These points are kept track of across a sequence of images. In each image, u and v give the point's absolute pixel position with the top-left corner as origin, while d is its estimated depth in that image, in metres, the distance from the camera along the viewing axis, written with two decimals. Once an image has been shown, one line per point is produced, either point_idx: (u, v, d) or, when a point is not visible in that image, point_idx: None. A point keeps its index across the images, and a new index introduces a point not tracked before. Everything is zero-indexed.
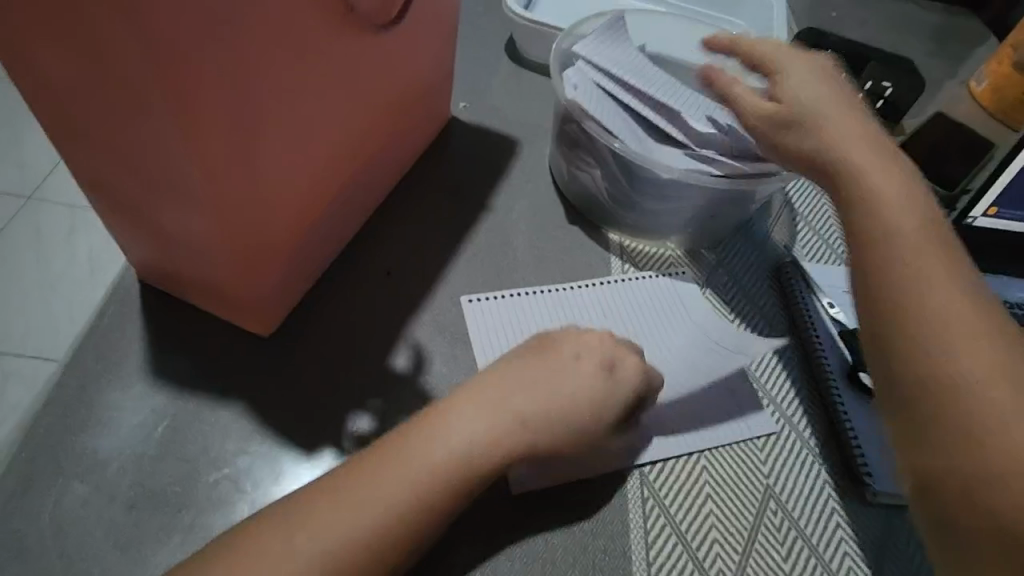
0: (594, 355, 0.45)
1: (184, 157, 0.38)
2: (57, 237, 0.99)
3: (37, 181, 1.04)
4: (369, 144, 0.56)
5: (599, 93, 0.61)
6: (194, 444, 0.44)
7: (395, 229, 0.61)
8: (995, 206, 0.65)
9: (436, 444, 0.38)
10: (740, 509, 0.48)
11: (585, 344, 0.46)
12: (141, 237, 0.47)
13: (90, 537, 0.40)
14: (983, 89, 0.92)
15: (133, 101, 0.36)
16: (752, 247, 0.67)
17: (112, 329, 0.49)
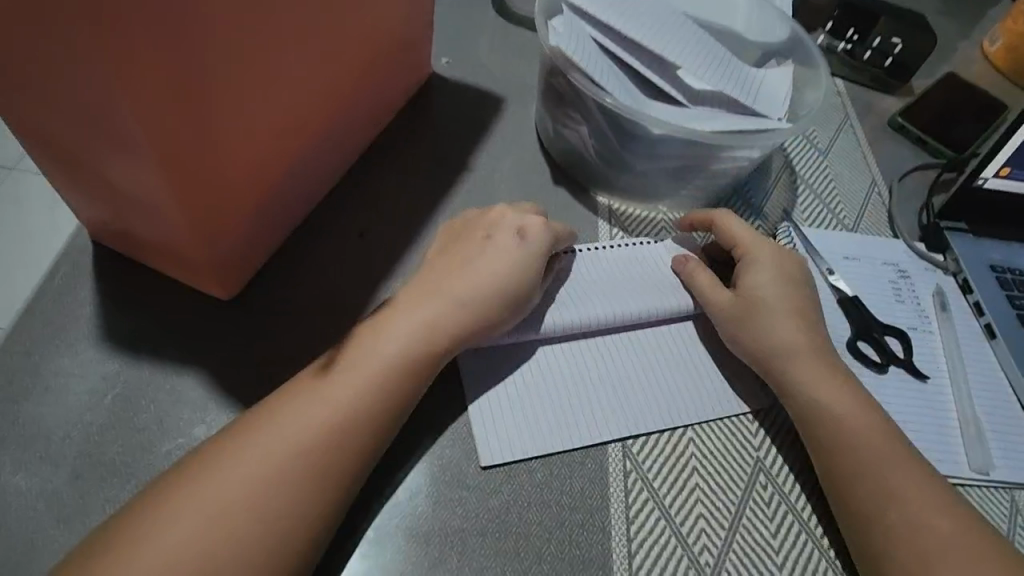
0: (512, 251, 0.47)
1: (118, 108, 0.34)
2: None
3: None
4: (340, 99, 0.52)
5: (587, 43, 0.56)
6: (147, 413, 0.42)
7: (370, 191, 0.58)
8: (1007, 167, 0.61)
9: (382, 356, 0.41)
10: (728, 483, 0.46)
11: (503, 242, 0.47)
12: (88, 193, 0.44)
13: (32, 509, 0.37)
14: (998, 49, 0.87)
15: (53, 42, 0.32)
16: (748, 210, 0.64)
17: (63, 293, 0.46)
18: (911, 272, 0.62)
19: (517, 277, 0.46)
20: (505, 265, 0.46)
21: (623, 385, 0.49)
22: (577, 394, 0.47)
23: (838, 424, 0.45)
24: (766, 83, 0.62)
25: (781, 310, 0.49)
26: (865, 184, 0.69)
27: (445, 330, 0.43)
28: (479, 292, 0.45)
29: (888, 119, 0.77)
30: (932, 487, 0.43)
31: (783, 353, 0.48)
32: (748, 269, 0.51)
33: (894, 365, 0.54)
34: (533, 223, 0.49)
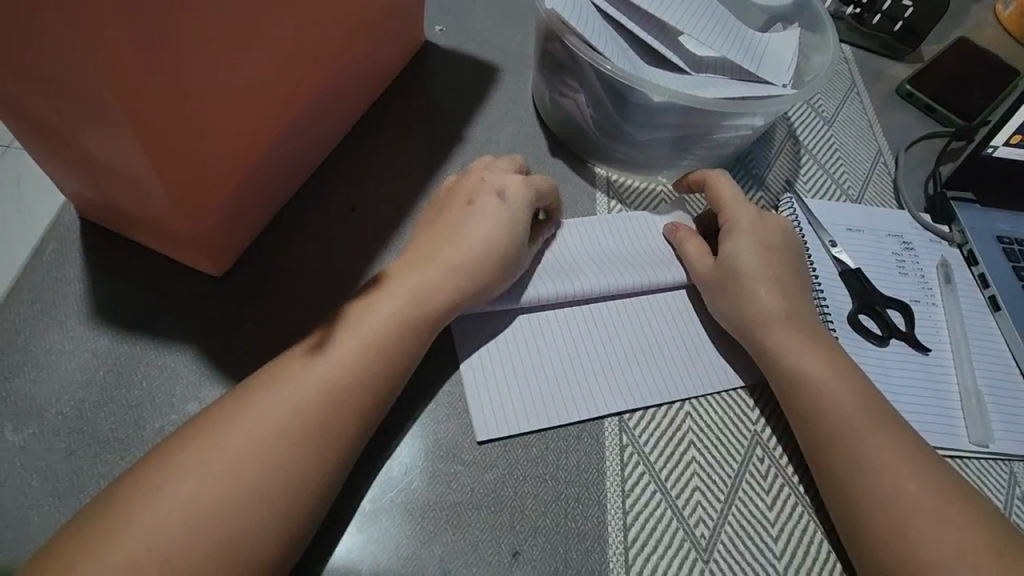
0: (494, 210, 0.47)
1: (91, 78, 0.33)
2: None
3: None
4: (329, 69, 0.51)
5: (584, 5, 0.54)
6: (140, 389, 0.41)
7: (363, 164, 0.56)
8: (1018, 136, 0.59)
9: (376, 319, 0.41)
10: (724, 456, 0.46)
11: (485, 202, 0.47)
12: (71, 168, 0.42)
13: (25, 487, 0.37)
14: (1011, 13, 0.84)
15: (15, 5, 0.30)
16: (749, 181, 0.62)
17: (51, 269, 0.45)
18: (916, 243, 0.61)
19: (504, 234, 0.46)
20: (490, 219, 0.46)
21: (617, 358, 0.48)
22: (570, 368, 0.47)
23: (820, 394, 0.44)
24: (772, 48, 0.60)
25: (762, 277, 0.48)
26: (871, 153, 0.68)
27: (438, 291, 0.43)
28: (469, 250, 0.44)
29: (896, 87, 0.75)
30: (919, 456, 0.42)
31: (764, 321, 0.47)
32: (729, 239, 0.50)
33: (894, 338, 0.54)
34: (513, 183, 0.48)
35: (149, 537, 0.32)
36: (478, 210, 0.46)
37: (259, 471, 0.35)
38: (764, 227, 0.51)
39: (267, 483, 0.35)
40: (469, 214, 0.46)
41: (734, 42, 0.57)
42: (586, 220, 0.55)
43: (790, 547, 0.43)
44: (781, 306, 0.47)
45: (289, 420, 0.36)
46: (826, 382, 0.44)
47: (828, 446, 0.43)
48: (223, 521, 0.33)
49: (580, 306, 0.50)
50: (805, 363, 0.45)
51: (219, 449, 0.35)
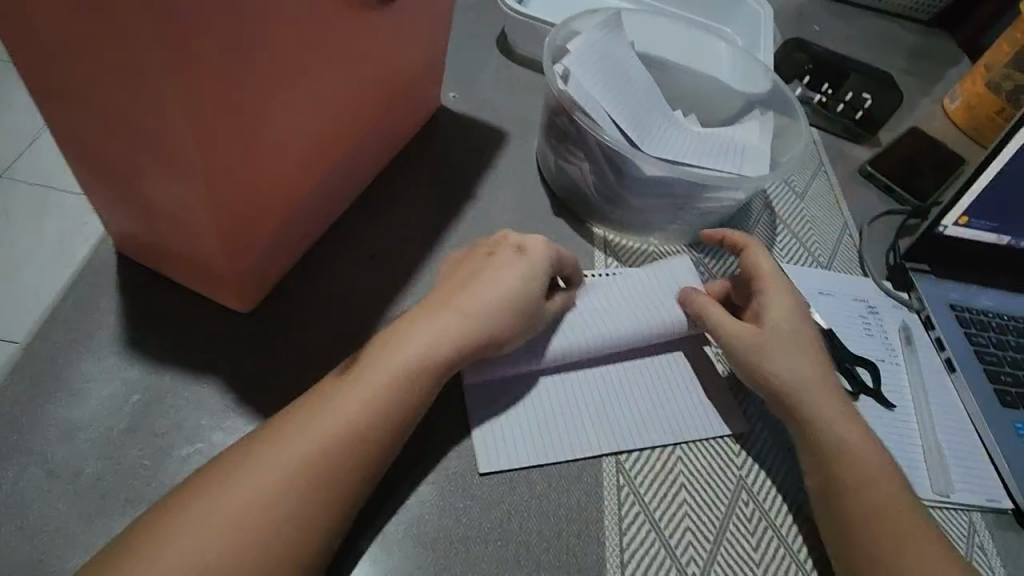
0: (516, 268, 0.49)
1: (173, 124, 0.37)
2: (50, 248, 1.06)
3: (11, 157, 1.15)
4: (360, 127, 0.56)
5: (592, 88, 0.62)
6: (167, 418, 0.43)
7: (380, 214, 0.61)
8: (965, 216, 0.67)
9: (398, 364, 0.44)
10: (713, 499, 0.49)
11: (510, 273, 0.49)
12: (121, 206, 0.46)
13: (54, 510, 0.39)
14: (957, 107, 0.95)
15: (121, 60, 0.34)
16: (731, 246, 0.68)
17: (86, 298, 0.48)
18: (880, 309, 0.67)
19: (525, 292, 0.49)
20: (503, 282, 0.49)
21: (636, 428, 0.51)
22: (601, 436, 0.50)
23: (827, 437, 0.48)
24: (744, 134, 0.70)
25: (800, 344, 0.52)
26: (838, 226, 0.75)
27: (483, 317, 0.47)
28: (491, 306, 0.47)
29: (858, 167, 0.84)
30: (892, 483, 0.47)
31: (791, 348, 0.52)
32: (763, 301, 0.54)
33: (864, 395, 0.59)
34: (533, 244, 0.52)
35: (178, 539, 0.35)
36: (499, 272, 0.49)
37: (273, 474, 0.38)
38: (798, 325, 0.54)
39: (298, 492, 0.38)
40: (486, 271, 0.49)
41: (711, 135, 0.67)
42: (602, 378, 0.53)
43: None
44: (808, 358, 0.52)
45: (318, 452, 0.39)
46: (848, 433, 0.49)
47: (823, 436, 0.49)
48: (246, 517, 0.37)
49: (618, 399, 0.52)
50: (805, 377, 0.51)
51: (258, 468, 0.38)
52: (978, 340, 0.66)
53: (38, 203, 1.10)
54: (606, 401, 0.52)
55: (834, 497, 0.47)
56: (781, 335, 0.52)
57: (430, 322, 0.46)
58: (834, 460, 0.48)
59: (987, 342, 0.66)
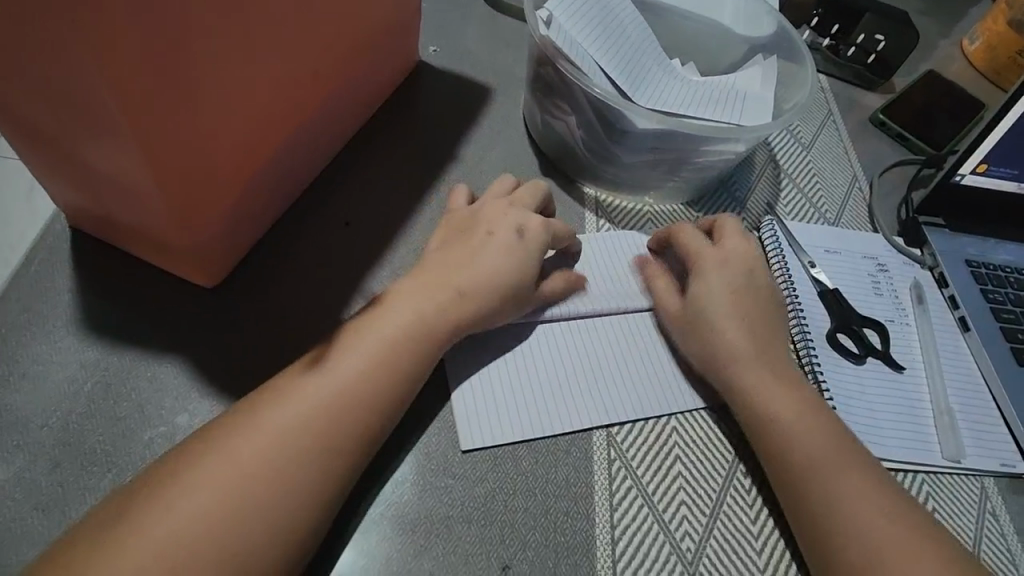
0: (512, 247, 0.47)
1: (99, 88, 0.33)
2: None
3: None
4: (326, 85, 0.51)
5: (578, 35, 0.57)
6: (129, 401, 0.41)
7: (355, 179, 0.57)
8: (984, 163, 0.63)
9: (379, 338, 0.42)
10: (709, 471, 0.47)
11: (501, 254, 0.47)
12: (66, 179, 0.43)
13: (10, 500, 0.37)
14: (976, 48, 0.89)
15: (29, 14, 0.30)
16: (731, 203, 0.64)
17: (41, 278, 0.45)
18: (890, 266, 0.63)
19: (516, 273, 0.47)
20: (504, 260, 0.47)
21: (618, 392, 0.48)
22: (580, 400, 0.47)
23: (772, 424, 0.45)
24: (746, 81, 0.64)
25: (729, 321, 0.48)
26: (847, 179, 0.70)
27: (467, 301, 0.45)
28: (480, 281, 0.45)
29: (870, 116, 0.78)
30: (863, 467, 0.44)
31: (720, 327, 0.48)
32: (695, 278, 0.51)
33: (872, 358, 0.56)
34: (532, 222, 0.49)
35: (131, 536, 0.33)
36: (497, 253, 0.47)
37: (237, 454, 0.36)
38: (744, 299, 0.50)
39: (265, 475, 0.36)
40: (480, 250, 0.47)
41: (709, 85, 0.62)
42: (583, 345, 0.50)
43: (772, 560, 0.44)
44: (747, 337, 0.48)
45: (284, 435, 0.37)
46: (801, 418, 0.45)
47: (774, 422, 0.45)
48: (225, 497, 0.34)
49: (604, 365, 0.49)
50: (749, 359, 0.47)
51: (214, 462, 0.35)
52: (994, 296, 0.62)
53: None
54: (594, 362, 0.49)
55: (789, 482, 0.44)
56: (711, 315, 0.49)
57: (416, 296, 0.44)
58: (785, 447, 0.44)
59: (1004, 299, 0.62)
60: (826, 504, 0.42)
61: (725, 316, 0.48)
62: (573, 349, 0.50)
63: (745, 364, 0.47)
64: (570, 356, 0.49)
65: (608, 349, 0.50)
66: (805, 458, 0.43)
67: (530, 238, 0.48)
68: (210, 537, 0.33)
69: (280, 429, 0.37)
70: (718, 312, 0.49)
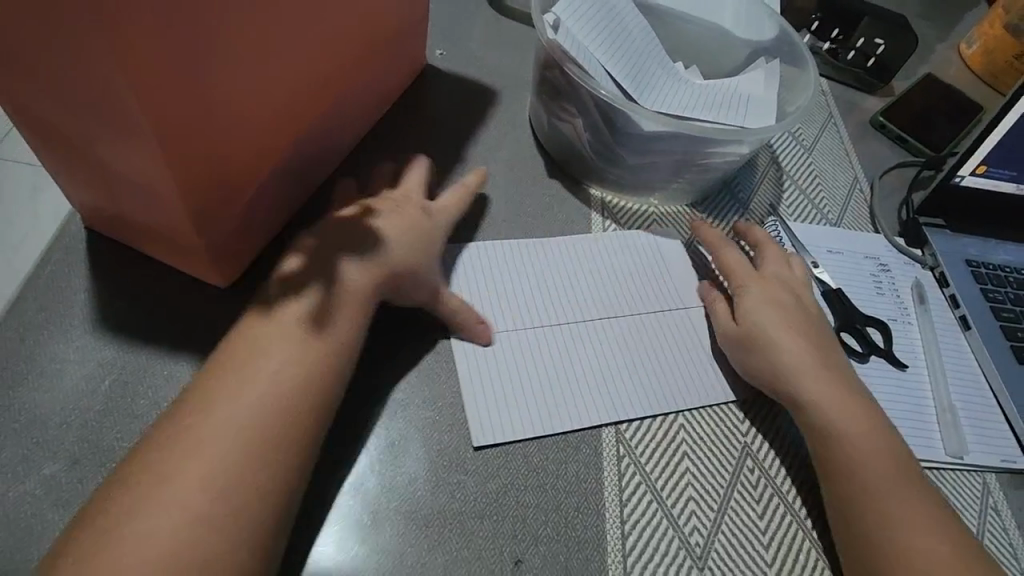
0: (411, 209, 0.50)
1: (116, 85, 0.33)
2: None
3: None
4: (337, 87, 0.52)
5: (584, 38, 0.58)
6: (145, 399, 0.42)
7: (365, 181, 0.58)
8: (983, 165, 0.64)
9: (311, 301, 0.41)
10: (717, 467, 0.47)
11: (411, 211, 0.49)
12: (83, 178, 0.43)
13: (29, 496, 0.37)
14: (974, 52, 0.90)
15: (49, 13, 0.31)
16: (735, 204, 0.65)
17: (57, 278, 0.46)
18: (892, 266, 0.64)
19: (427, 231, 0.49)
20: (410, 218, 0.49)
21: (635, 390, 0.49)
22: (597, 399, 0.48)
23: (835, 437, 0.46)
24: (750, 84, 0.65)
25: (786, 336, 0.50)
26: (848, 181, 0.71)
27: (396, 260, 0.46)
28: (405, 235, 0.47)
29: (870, 118, 0.79)
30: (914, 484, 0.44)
31: (779, 343, 0.49)
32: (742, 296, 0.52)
33: (875, 355, 0.57)
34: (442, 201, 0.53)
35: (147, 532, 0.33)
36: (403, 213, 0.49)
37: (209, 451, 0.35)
38: (796, 317, 0.51)
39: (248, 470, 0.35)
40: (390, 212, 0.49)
41: (714, 87, 0.63)
42: (596, 344, 0.51)
43: (780, 554, 0.44)
44: (809, 354, 0.49)
45: (248, 424, 0.36)
46: (862, 433, 0.46)
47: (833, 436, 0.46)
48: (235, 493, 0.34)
49: (616, 364, 0.50)
50: (805, 370, 0.48)
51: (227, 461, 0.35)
52: (994, 296, 0.63)
53: None
54: (602, 360, 0.50)
55: (841, 493, 0.44)
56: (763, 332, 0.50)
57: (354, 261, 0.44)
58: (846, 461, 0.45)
59: (1003, 298, 0.63)
60: (884, 516, 0.42)
61: (790, 337, 0.50)
62: (586, 348, 0.50)
63: (805, 377, 0.48)
64: (583, 355, 0.50)
65: (619, 349, 0.51)
66: (850, 455, 0.45)
67: (437, 209, 0.52)
68: (199, 520, 0.33)
69: (248, 410, 0.37)
70: (776, 329, 0.50)
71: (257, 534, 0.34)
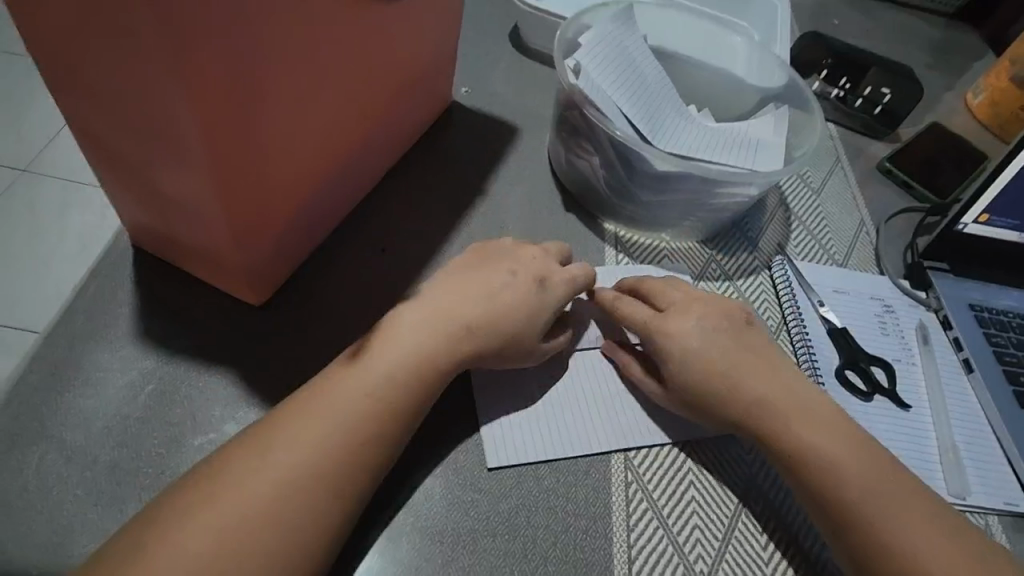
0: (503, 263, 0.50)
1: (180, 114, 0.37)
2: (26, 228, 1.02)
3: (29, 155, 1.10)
4: (371, 121, 0.56)
5: (603, 84, 0.61)
6: (181, 408, 0.44)
7: (392, 209, 0.61)
8: (986, 214, 0.66)
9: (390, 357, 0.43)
10: (723, 496, 0.49)
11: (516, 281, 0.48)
12: (136, 199, 0.46)
13: (72, 495, 0.40)
14: (980, 102, 0.93)
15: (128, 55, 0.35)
16: (744, 243, 0.68)
17: (104, 291, 0.49)
18: (896, 307, 0.66)
19: (533, 291, 0.48)
20: (467, 288, 0.47)
21: (637, 420, 0.51)
22: (599, 427, 0.50)
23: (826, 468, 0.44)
24: (759, 129, 0.69)
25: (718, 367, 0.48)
26: (854, 223, 0.74)
27: (453, 313, 0.45)
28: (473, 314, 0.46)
29: (876, 164, 0.82)
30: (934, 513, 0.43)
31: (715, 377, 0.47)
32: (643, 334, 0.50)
33: (878, 395, 0.58)
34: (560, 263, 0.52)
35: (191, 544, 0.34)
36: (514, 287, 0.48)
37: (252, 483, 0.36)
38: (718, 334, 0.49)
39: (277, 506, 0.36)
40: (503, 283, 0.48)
41: (725, 131, 0.66)
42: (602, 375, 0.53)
43: None
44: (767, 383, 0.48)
45: (295, 461, 0.38)
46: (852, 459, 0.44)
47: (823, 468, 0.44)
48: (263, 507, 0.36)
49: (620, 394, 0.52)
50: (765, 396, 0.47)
51: (257, 472, 0.37)
52: (997, 340, 0.65)
53: None
54: (611, 389, 0.52)
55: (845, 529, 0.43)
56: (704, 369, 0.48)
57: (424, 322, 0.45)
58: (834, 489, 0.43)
59: (1007, 343, 0.65)
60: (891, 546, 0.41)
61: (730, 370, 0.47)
62: (591, 380, 0.52)
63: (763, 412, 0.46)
64: (591, 388, 0.52)
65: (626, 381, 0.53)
66: (841, 469, 0.44)
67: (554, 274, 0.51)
68: (238, 542, 0.35)
69: (302, 444, 0.38)
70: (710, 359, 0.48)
71: (314, 562, 0.37)
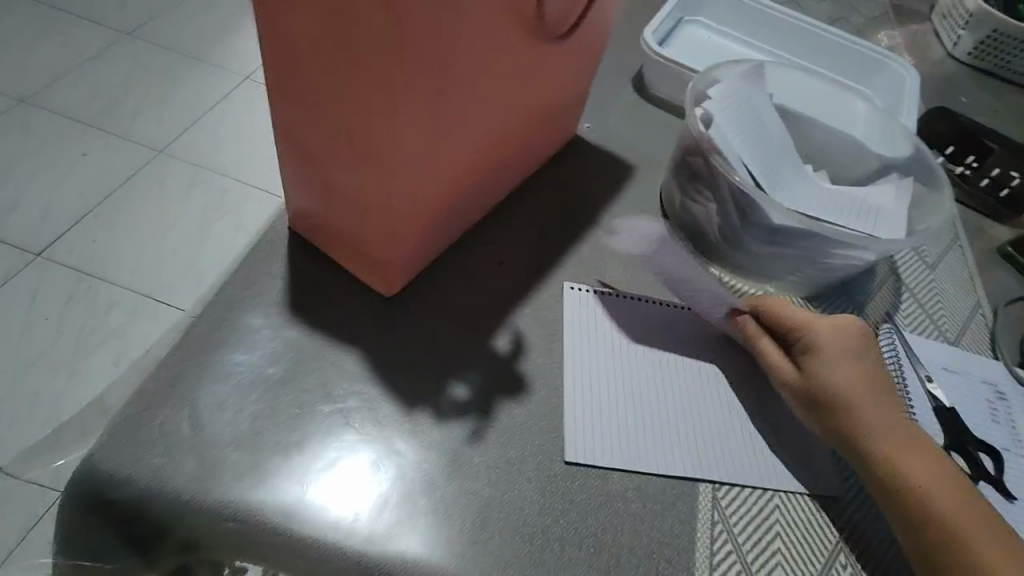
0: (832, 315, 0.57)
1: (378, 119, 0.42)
2: (194, 221, 1.29)
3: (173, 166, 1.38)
4: (510, 144, 0.60)
5: (729, 134, 0.64)
6: (315, 377, 0.50)
7: (512, 226, 0.65)
8: None
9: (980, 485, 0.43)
10: (809, 555, 0.49)
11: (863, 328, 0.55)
12: (308, 187, 0.53)
13: (222, 436, 0.46)
14: None
15: (354, 59, 0.41)
16: (851, 307, 0.67)
17: (262, 264, 0.55)
18: (1011, 396, 0.63)
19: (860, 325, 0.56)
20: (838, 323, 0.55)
21: (714, 461, 0.52)
22: (672, 458, 0.51)
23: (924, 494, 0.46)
24: (879, 195, 0.68)
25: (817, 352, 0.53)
26: (970, 304, 0.71)
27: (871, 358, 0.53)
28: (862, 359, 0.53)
29: (997, 247, 0.79)
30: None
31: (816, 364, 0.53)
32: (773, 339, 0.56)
33: (984, 481, 0.56)
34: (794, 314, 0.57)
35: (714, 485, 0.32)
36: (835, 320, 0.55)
37: None
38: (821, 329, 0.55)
39: None
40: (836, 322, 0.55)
41: (842, 194, 0.67)
42: (682, 413, 0.54)
43: None
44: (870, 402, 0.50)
45: None
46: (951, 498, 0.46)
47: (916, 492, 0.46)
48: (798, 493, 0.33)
49: (700, 435, 0.53)
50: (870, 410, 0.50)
51: None
52: None
53: (190, 181, 1.35)
54: (696, 428, 0.53)
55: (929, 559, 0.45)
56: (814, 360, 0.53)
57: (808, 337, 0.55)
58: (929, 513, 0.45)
59: None
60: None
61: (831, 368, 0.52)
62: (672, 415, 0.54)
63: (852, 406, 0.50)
64: (672, 422, 0.53)
65: (707, 424, 0.54)
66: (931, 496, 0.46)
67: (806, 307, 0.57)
68: None
69: None
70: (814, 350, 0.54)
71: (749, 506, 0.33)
